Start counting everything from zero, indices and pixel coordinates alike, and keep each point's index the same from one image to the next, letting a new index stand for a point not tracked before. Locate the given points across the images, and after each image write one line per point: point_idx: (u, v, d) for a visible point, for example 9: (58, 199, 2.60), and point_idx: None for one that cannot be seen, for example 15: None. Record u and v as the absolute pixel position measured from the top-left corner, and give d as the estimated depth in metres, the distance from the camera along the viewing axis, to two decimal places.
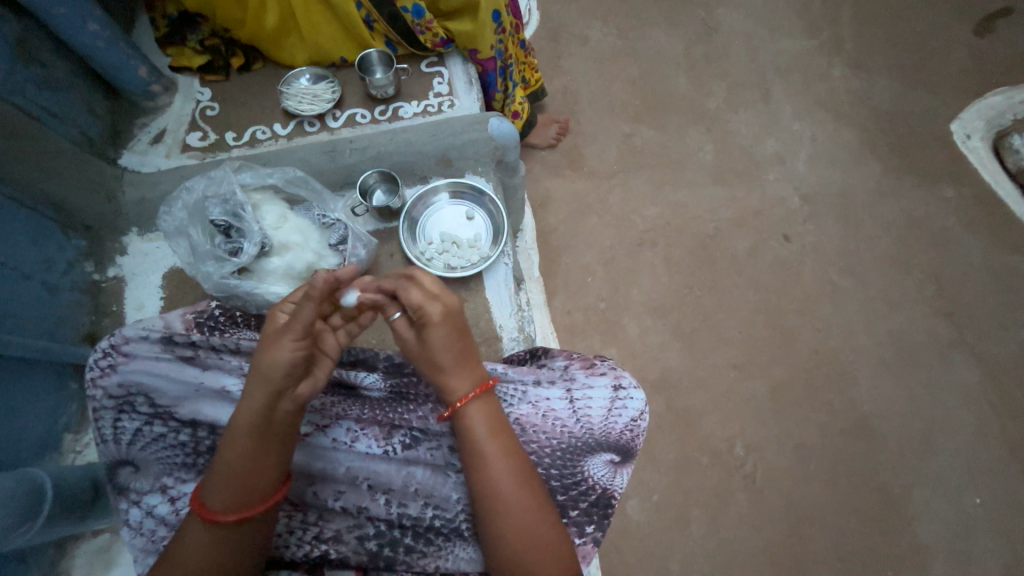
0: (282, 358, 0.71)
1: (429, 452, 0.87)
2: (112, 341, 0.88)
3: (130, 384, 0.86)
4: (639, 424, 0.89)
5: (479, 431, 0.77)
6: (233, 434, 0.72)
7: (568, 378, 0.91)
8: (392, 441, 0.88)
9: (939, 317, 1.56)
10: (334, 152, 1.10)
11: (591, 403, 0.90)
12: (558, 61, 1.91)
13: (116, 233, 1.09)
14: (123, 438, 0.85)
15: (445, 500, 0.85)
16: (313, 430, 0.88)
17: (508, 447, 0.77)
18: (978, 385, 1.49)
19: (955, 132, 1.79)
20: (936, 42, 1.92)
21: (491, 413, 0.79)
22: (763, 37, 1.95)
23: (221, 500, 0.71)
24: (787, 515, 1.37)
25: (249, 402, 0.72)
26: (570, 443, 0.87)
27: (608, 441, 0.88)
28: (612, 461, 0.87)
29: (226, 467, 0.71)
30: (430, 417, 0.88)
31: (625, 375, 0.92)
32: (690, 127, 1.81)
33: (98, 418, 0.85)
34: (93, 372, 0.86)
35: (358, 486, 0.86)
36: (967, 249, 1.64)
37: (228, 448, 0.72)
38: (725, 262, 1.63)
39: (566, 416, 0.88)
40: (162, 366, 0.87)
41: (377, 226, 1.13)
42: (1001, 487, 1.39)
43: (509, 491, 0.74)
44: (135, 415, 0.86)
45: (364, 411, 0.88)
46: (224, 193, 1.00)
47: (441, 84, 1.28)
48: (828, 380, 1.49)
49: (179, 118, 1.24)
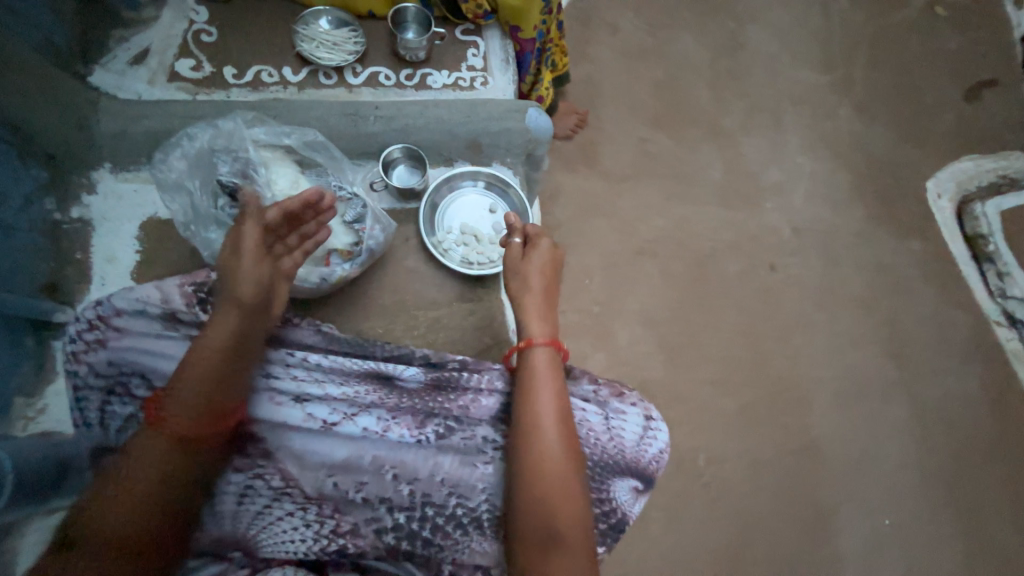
0: (259, 278, 0.80)
1: (462, 440, 0.86)
2: (102, 313, 0.83)
3: (122, 363, 0.81)
4: (663, 457, 0.93)
5: (541, 379, 0.84)
6: (201, 355, 0.77)
7: (602, 401, 0.93)
8: (426, 430, 0.86)
9: (887, 359, 1.73)
10: (357, 116, 1.01)
11: (624, 426, 0.92)
12: (586, 47, 1.84)
13: (85, 168, 0.94)
14: (111, 425, 0.80)
15: (469, 489, 0.85)
16: (341, 419, 0.85)
17: (561, 400, 0.84)
18: (906, 422, 1.68)
19: (929, 190, 1.93)
20: (930, 99, 2.04)
21: (553, 368, 0.86)
22: (783, 62, 1.97)
23: (184, 415, 0.74)
24: (734, 523, 1.50)
25: (221, 323, 0.78)
26: (603, 459, 0.88)
27: (636, 467, 0.91)
28: (635, 487, 0.89)
29: (197, 386, 0.75)
30: (471, 407, 0.88)
31: (653, 409, 0.96)
32: (704, 142, 1.82)
33: (84, 399, 0.80)
34: (78, 346, 0.82)
35: (382, 475, 0.84)
36: (920, 300, 1.81)
37: (195, 366, 0.76)
38: (716, 281, 1.69)
39: (601, 433, 0.90)
40: (162, 345, 0.83)
41: (394, 206, 1.05)
42: (909, 511, 1.60)
43: (555, 439, 0.80)
44: (128, 398, 0.81)
45: (401, 399, 0.88)
46: (235, 148, 0.89)
47: (476, 57, 1.18)
48: (787, 405, 1.62)
49: (167, 39, 1.06)
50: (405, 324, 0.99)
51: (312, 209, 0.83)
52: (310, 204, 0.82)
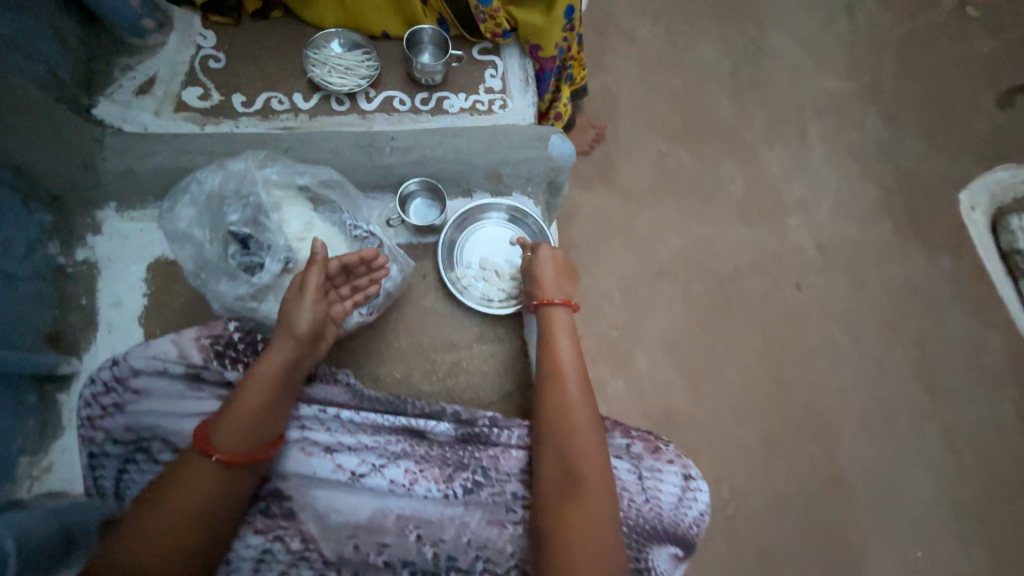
0: (319, 317, 0.77)
1: (491, 496, 0.82)
2: (117, 375, 0.80)
3: (139, 428, 0.78)
4: (704, 520, 0.86)
5: (578, 404, 0.82)
6: (257, 380, 0.74)
7: (635, 457, 0.88)
8: (453, 484, 0.82)
9: (916, 383, 1.66)
10: (372, 147, 0.96)
11: (661, 486, 0.86)
12: (602, 58, 1.77)
13: (90, 208, 0.91)
14: (128, 492, 0.78)
15: (498, 553, 0.80)
16: (370, 470, 0.81)
17: (596, 429, 0.81)
18: (937, 450, 1.61)
19: (960, 202, 1.85)
20: (961, 106, 1.95)
21: (587, 393, 0.84)
22: (808, 70, 1.89)
23: (231, 441, 0.71)
24: (760, 558, 1.44)
25: (278, 352, 0.75)
26: (636, 523, 0.84)
27: (675, 532, 0.84)
28: (675, 554, 0.84)
29: (249, 413, 0.72)
30: (500, 459, 0.84)
31: (694, 466, 0.88)
32: (725, 156, 1.74)
33: (100, 466, 0.78)
34: (93, 411, 0.79)
35: (405, 536, 0.79)
36: (951, 320, 1.73)
37: (250, 390, 0.73)
38: (739, 303, 1.63)
39: (634, 493, 0.85)
40: (181, 405, 0.79)
41: (410, 241, 1.00)
42: (942, 544, 1.53)
43: (596, 471, 0.77)
44: (147, 463, 0.78)
45: (430, 450, 0.83)
46: (245, 194, 0.85)
47: (494, 77, 1.12)
48: (813, 433, 1.56)
49: (174, 66, 1.02)
50: (423, 369, 0.93)
51: (366, 265, 0.82)
52: (365, 261, 0.81)
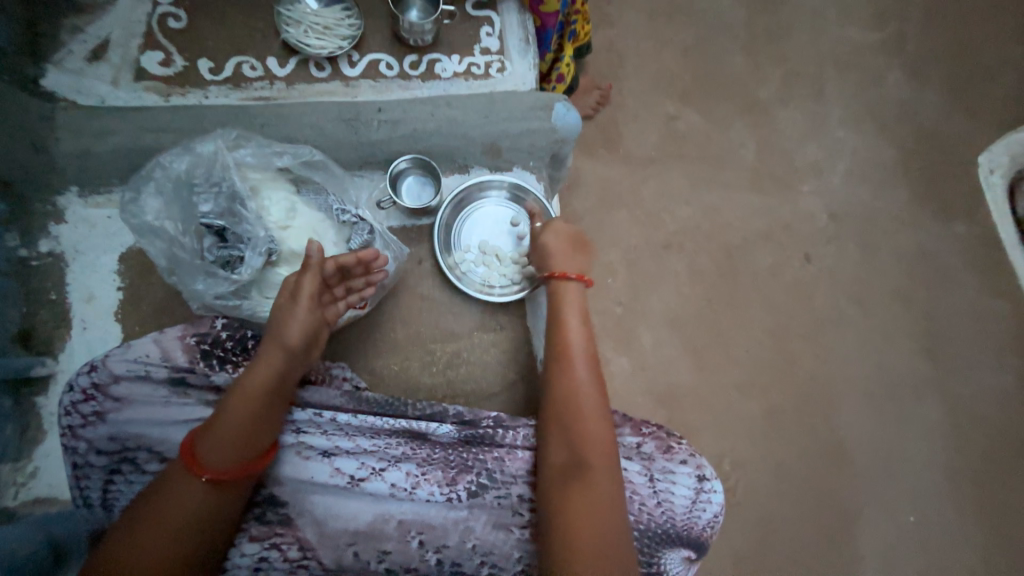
0: (312, 322, 0.73)
1: (497, 500, 0.79)
2: (98, 382, 0.75)
3: (125, 437, 0.73)
4: (718, 523, 0.84)
5: (587, 406, 0.77)
6: (245, 390, 0.70)
7: (646, 457, 0.86)
8: (457, 488, 0.79)
9: (922, 354, 1.64)
10: (356, 120, 0.89)
11: (674, 489, 0.84)
12: (607, 8, 1.62)
13: (48, 193, 0.84)
14: (118, 504, 0.74)
15: (504, 557, 0.79)
16: (369, 474, 0.78)
17: (607, 434, 0.77)
18: (936, 419, 1.62)
19: (981, 165, 1.76)
20: (992, 58, 1.81)
21: (597, 394, 0.79)
22: (830, 20, 1.74)
23: (220, 457, 0.67)
24: (757, 527, 1.47)
25: (267, 360, 0.71)
26: (647, 527, 0.82)
27: (687, 535, 0.83)
28: (687, 557, 0.83)
29: (238, 427, 0.68)
30: (506, 462, 0.81)
31: (707, 466, 0.86)
32: (737, 117, 1.63)
33: (85, 478, 0.73)
34: (74, 420, 0.74)
35: (406, 542, 0.77)
36: (961, 289, 1.69)
37: (237, 401, 0.69)
38: (746, 276, 1.57)
39: (646, 496, 0.83)
40: (167, 414, 0.74)
41: (403, 223, 0.93)
42: (934, 510, 1.57)
43: (604, 480, 0.73)
44: (137, 473, 0.74)
45: (433, 452, 0.81)
46: (217, 180, 0.78)
47: (490, 37, 1.00)
48: (816, 406, 1.55)
49: (128, 27, 0.90)
50: (421, 361, 0.89)
51: (363, 266, 0.77)
52: (362, 261, 0.76)
